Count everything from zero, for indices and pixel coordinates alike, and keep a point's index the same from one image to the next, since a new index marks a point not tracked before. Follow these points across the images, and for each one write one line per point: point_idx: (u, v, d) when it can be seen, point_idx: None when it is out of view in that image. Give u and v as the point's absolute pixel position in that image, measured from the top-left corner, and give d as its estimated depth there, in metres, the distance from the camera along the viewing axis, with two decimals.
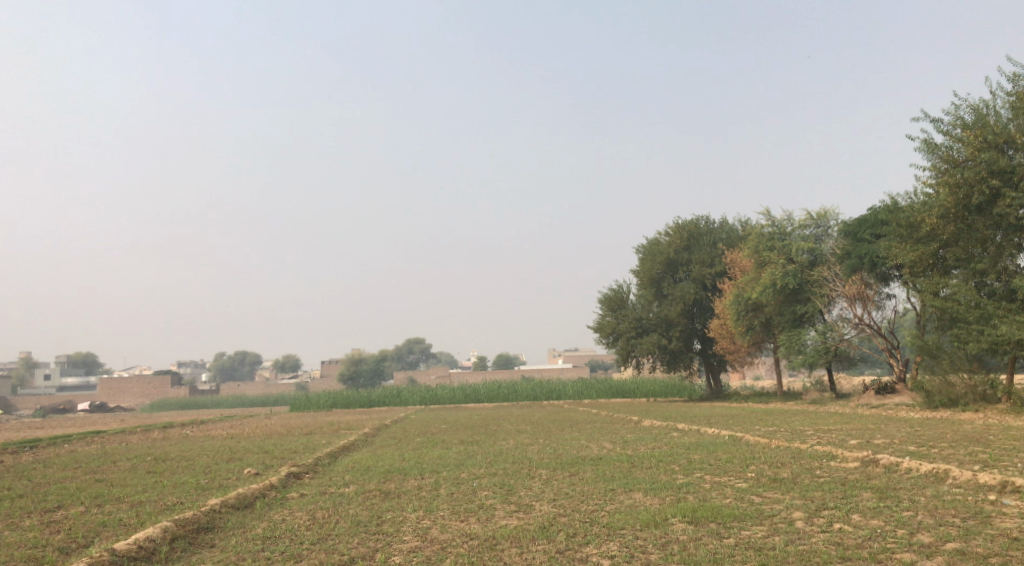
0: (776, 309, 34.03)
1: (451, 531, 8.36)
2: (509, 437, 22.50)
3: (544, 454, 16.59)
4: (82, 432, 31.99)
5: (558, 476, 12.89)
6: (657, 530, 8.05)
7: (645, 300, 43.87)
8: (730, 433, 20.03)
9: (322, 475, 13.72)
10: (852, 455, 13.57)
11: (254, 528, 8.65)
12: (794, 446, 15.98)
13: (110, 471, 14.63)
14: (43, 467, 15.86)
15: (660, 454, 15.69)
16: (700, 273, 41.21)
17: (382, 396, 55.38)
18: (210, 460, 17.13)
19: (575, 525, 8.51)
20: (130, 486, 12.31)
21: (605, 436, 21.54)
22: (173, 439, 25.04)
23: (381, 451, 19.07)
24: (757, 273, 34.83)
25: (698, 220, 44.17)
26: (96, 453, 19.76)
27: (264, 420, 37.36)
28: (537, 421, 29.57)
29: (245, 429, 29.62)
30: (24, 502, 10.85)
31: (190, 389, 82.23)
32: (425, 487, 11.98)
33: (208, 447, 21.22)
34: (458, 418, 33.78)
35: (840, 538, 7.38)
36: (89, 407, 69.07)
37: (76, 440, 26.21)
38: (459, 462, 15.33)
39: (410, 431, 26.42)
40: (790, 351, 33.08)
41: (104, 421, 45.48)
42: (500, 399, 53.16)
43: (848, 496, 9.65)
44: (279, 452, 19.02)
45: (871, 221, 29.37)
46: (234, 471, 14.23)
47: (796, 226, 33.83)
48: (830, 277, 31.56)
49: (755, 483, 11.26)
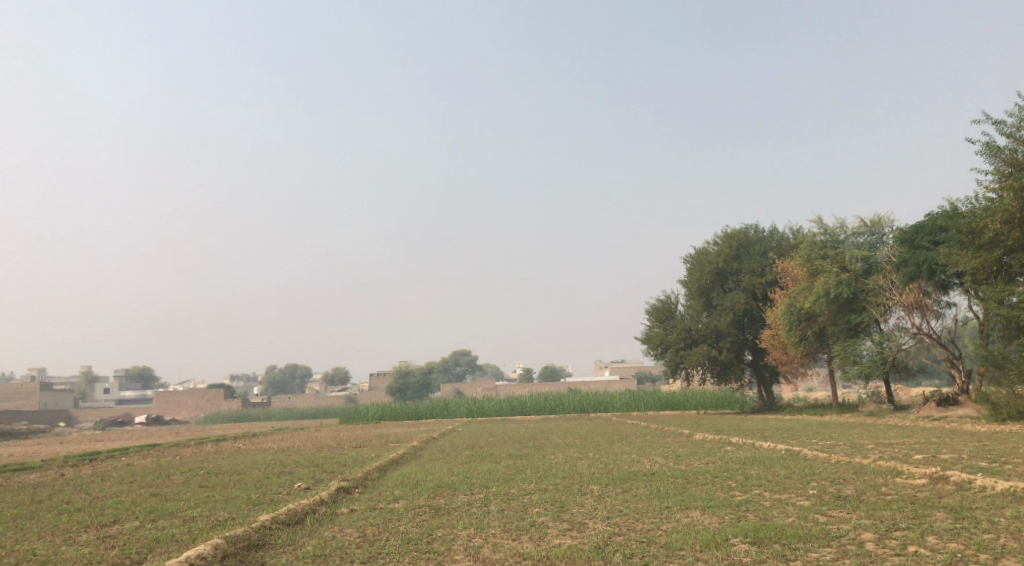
0: (830, 319, 33.05)
1: (503, 551, 8.13)
2: (558, 451, 22.21)
3: (595, 469, 16.25)
4: (140, 444, 32.75)
5: (610, 492, 12.58)
6: (718, 552, 7.70)
7: (694, 311, 43.12)
8: (786, 447, 19.40)
9: (372, 490, 13.64)
10: (919, 471, 12.93)
11: (305, 546, 8.57)
12: (856, 461, 15.33)
13: (166, 485, 14.81)
14: (101, 481, 16.20)
15: (716, 470, 15.23)
16: (750, 283, 40.30)
17: (430, 408, 55.54)
18: (261, 474, 17.23)
19: (632, 545, 8.19)
20: (184, 500, 12.42)
21: (656, 450, 21.09)
22: (227, 452, 25.42)
23: (429, 465, 18.98)
24: (809, 282, 33.92)
25: (748, 229, 43.34)
26: (153, 467, 20.09)
27: (314, 433, 37.92)
28: (586, 434, 29.22)
29: (296, 443, 29.92)
30: (81, 517, 10.99)
31: (243, 402, 83.87)
32: (475, 503, 11.79)
33: (260, 461, 21.45)
34: (506, 431, 33.55)
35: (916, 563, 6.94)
36: (146, 420, 70.94)
37: (134, 453, 26.80)
38: (508, 477, 15.10)
39: (458, 444, 26.33)
40: (845, 362, 32.01)
41: (161, 434, 46.57)
42: (546, 412, 52.82)
43: (921, 516, 9.12)
44: (329, 466, 19.07)
45: (929, 227, 28.34)
46: (285, 486, 14.24)
47: (850, 234, 32.93)
48: (886, 285, 30.47)
49: (819, 500, 10.78)
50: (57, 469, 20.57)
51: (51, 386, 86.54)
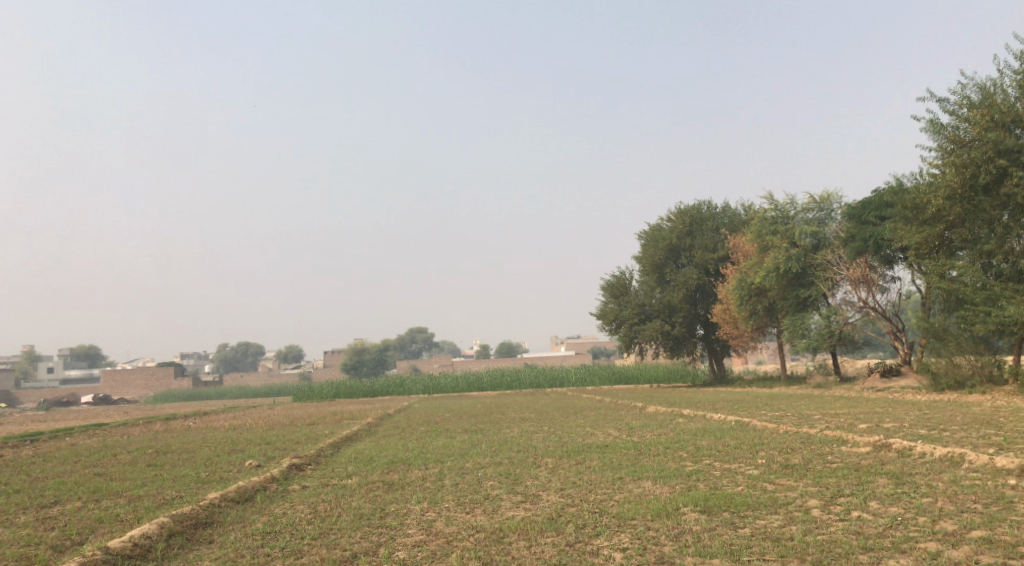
0: (779, 293, 33.72)
1: (457, 524, 8.12)
2: (513, 425, 22.28)
3: (549, 443, 16.34)
4: (84, 425, 31.86)
5: (564, 464, 12.66)
6: (669, 521, 7.79)
7: (648, 286, 43.60)
8: (736, 418, 19.78)
9: (325, 467, 13.48)
10: (863, 440, 13.31)
11: (254, 523, 8.41)
12: (803, 431, 15.73)
13: (111, 465, 14.41)
14: (43, 461, 15.71)
15: (668, 441, 15.47)
16: (703, 258, 40.84)
17: (386, 385, 55.28)
18: (212, 452, 16.90)
19: (584, 516, 8.25)
20: (129, 480, 12.09)
21: (610, 423, 21.33)
22: (177, 432, 24.90)
23: (384, 440, 18.86)
24: (760, 258, 34.51)
25: (701, 205, 43.83)
26: (98, 447, 19.54)
27: (268, 411, 37.47)
28: (541, 409, 29.36)
29: (248, 421, 29.46)
30: (20, 498, 10.61)
31: (194, 380, 82.29)
32: (430, 477, 11.75)
33: (210, 439, 21.05)
34: (462, 407, 33.53)
35: (860, 527, 7.13)
36: (93, 399, 69.10)
37: (78, 433, 26.04)
38: (463, 451, 15.09)
39: (413, 420, 26.23)
40: (794, 335, 32.76)
41: (108, 414, 45.39)
42: (502, 387, 53.09)
43: (864, 482, 9.39)
44: (282, 443, 18.80)
45: (876, 203, 29.01)
46: (235, 463, 13.99)
47: (799, 210, 33.57)
48: (833, 260, 31.15)
49: (767, 469, 11.01)
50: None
51: None
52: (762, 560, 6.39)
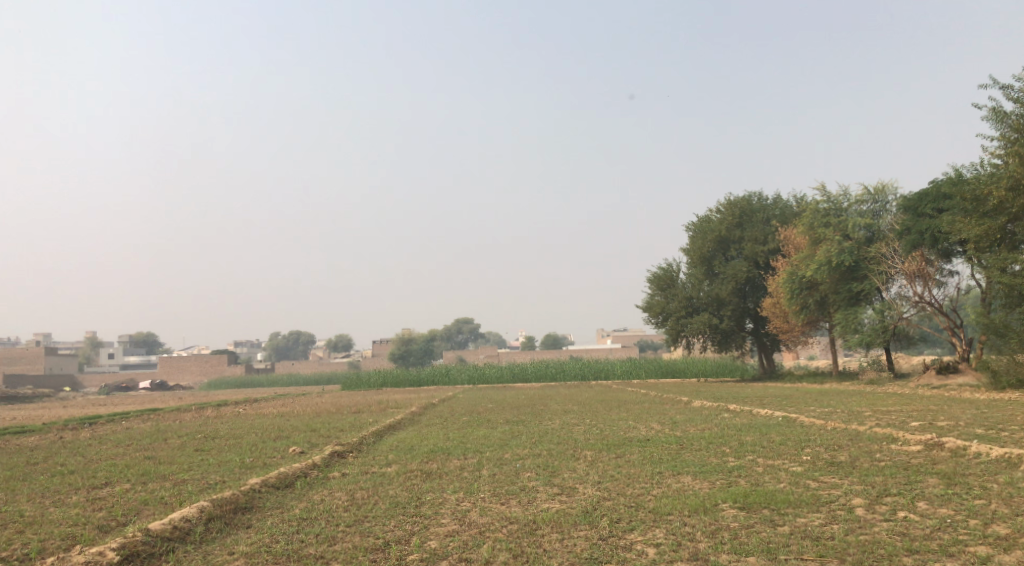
0: (831, 287, 32.88)
1: (490, 515, 8.10)
2: (555, 417, 22.24)
3: (590, 435, 16.26)
4: (141, 409, 32.90)
5: (603, 457, 12.56)
6: (706, 517, 7.63)
7: (696, 279, 43.00)
8: (783, 414, 19.37)
9: (366, 455, 13.64)
10: (914, 438, 12.87)
11: (292, 509, 8.53)
12: (851, 428, 15.30)
13: (161, 449, 14.84)
14: (98, 444, 16.25)
15: (711, 436, 15.23)
16: (753, 251, 40.06)
17: (431, 375, 55.80)
18: (258, 438, 17.27)
19: (619, 510, 8.14)
20: (176, 464, 12.41)
21: (653, 417, 21.13)
22: (227, 417, 25.54)
23: (426, 430, 19.00)
24: (812, 250, 33.72)
25: (751, 197, 42.97)
26: (150, 431, 20.16)
27: (315, 399, 38.20)
28: (585, 401, 29.25)
29: (296, 408, 30.06)
30: (73, 479, 11.00)
31: (246, 367, 84.29)
32: (468, 467, 11.78)
33: (258, 425, 21.52)
34: (505, 397, 33.59)
35: (905, 528, 6.87)
36: (150, 385, 71.35)
37: (134, 417, 26.92)
38: (503, 442, 15.10)
39: (457, 410, 26.40)
40: (846, 330, 31.91)
41: (163, 399, 46.81)
42: (547, 378, 53.08)
43: (913, 482, 9.07)
44: (326, 431, 19.10)
45: (934, 195, 27.97)
46: (280, 450, 14.27)
47: (853, 202, 32.64)
48: (888, 254, 30.24)
49: (812, 466, 10.73)
50: (56, 432, 20.65)
51: (55, 351, 86.99)
52: (800, 559, 6.21)
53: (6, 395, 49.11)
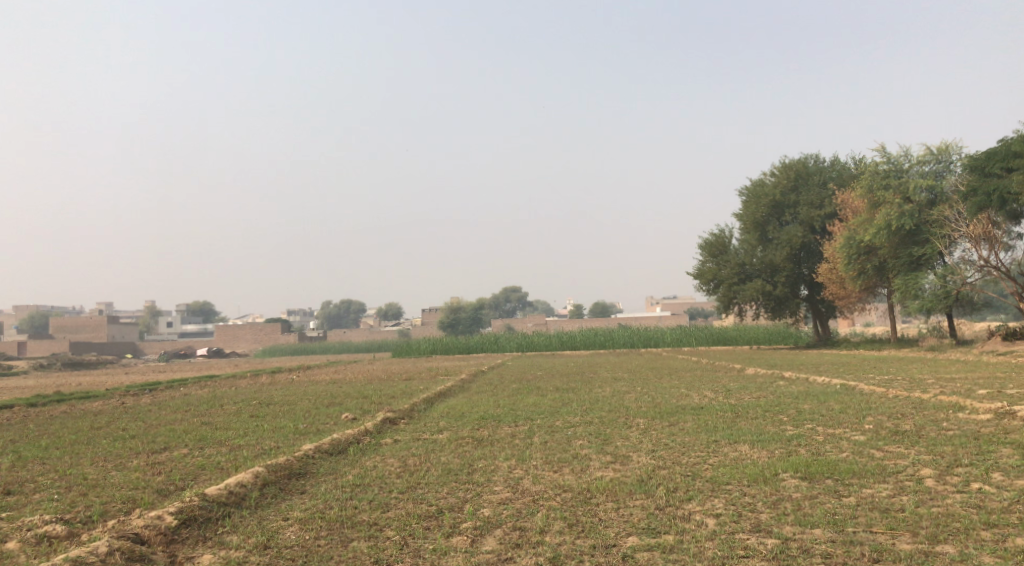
0: (891, 252, 31.70)
1: (544, 483, 7.99)
2: (605, 385, 22.07)
3: (641, 403, 16.02)
4: (198, 375, 33.79)
5: (656, 425, 12.35)
6: (767, 487, 7.38)
7: (748, 245, 42.05)
8: (841, 382, 18.79)
9: (418, 421, 13.69)
10: (983, 407, 12.30)
11: (345, 475, 8.58)
12: (915, 395, 14.74)
13: (218, 415, 15.14)
14: (157, 410, 16.67)
15: (767, 404, 14.84)
16: (808, 215, 38.86)
17: (480, 342, 56.08)
18: (311, 405, 17.53)
19: (675, 478, 7.95)
20: (232, 429, 12.65)
21: (706, 384, 20.76)
22: (281, 384, 26.03)
23: (476, 397, 19.02)
24: (871, 214, 32.52)
25: (806, 159, 41.57)
26: (208, 397, 20.63)
27: (367, 366, 38.74)
28: (635, 369, 29.01)
29: (347, 375, 30.49)
30: (133, 443, 11.30)
31: (299, 335, 86.04)
32: (518, 435, 11.71)
33: (311, 392, 21.86)
34: (554, 366, 33.48)
35: (981, 500, 6.51)
36: (208, 353, 73.48)
37: (192, 383, 27.71)
38: (554, 409, 15.00)
39: (507, 377, 26.44)
40: (906, 296, 30.84)
41: (220, 366, 48.08)
42: (596, 346, 52.90)
43: (985, 452, 8.63)
44: (377, 398, 19.27)
45: (1002, 153, 26.54)
46: (332, 416, 14.41)
47: (914, 162, 31.31)
48: (951, 216, 29.00)
49: (875, 435, 10.33)
50: (119, 398, 21.33)
51: (118, 319, 90.14)
52: (870, 532, 5.93)
53: (73, 361, 51.13)
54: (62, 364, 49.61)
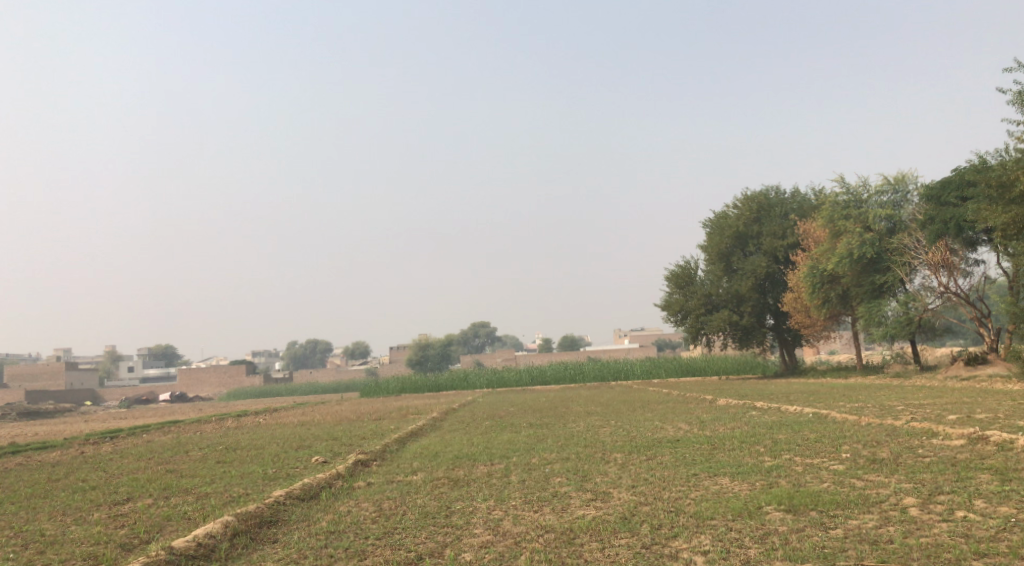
0: (853, 280, 32.26)
1: (525, 524, 7.77)
2: (579, 419, 21.85)
3: (617, 437, 15.88)
4: (161, 421, 32.92)
5: (634, 460, 12.21)
6: (753, 521, 7.26)
7: (714, 276, 42.51)
8: (813, 410, 18.88)
9: (391, 462, 13.35)
10: (956, 432, 12.39)
11: (318, 522, 8.26)
12: (888, 423, 14.81)
13: (183, 462, 14.63)
14: (118, 458, 16.07)
15: (743, 435, 14.79)
16: (772, 246, 39.42)
17: (450, 380, 55.54)
18: (279, 449, 17.06)
19: (659, 515, 7.80)
20: (199, 477, 12.20)
21: (680, 416, 20.69)
22: (248, 428, 25.37)
23: (449, 436, 18.67)
24: (833, 244, 33.12)
25: (768, 191, 42.34)
26: (172, 443, 20.01)
27: (336, 407, 37.98)
28: (607, 402, 28.94)
29: (316, 416, 29.89)
30: (95, 495, 10.81)
31: (265, 376, 84.47)
32: (495, 474, 11.47)
33: (280, 435, 21.30)
34: (526, 401, 33.20)
35: (967, 529, 6.48)
36: (172, 397, 71.76)
37: (155, 429, 26.89)
38: (529, 446, 14.77)
39: (479, 415, 26.12)
40: (870, 323, 31.32)
41: (184, 411, 46.87)
42: (567, 380, 52.75)
43: (965, 479, 8.64)
44: (348, 439, 18.82)
45: (957, 182, 27.28)
46: (302, 460, 14.01)
47: (873, 193, 32.04)
48: (911, 244, 29.63)
49: (854, 464, 10.31)
50: (79, 447, 20.57)
51: (77, 366, 87.66)
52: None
53: (30, 410, 49.43)
54: (17, 414, 47.91)
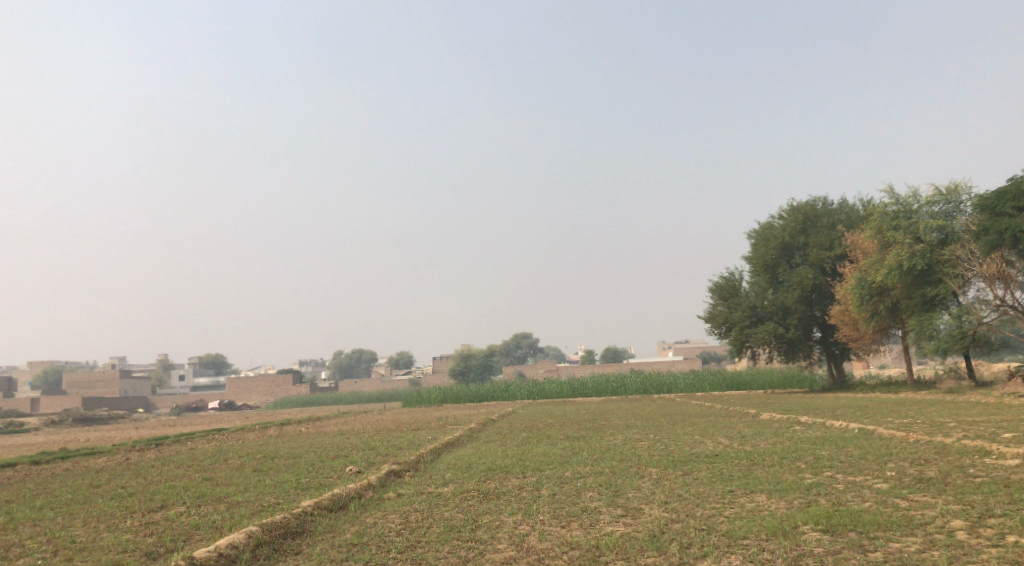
0: (903, 292, 31.28)
1: (551, 539, 7.58)
2: (617, 433, 21.51)
3: (654, 451, 15.55)
4: (207, 429, 33.46)
5: (669, 475, 11.91)
6: (787, 542, 6.97)
7: (759, 288, 41.70)
8: (860, 425, 18.24)
9: (424, 474, 13.29)
10: (1010, 452, 11.81)
11: (343, 533, 8.21)
12: (937, 440, 14.25)
13: (220, 469, 14.80)
14: (160, 465, 16.33)
15: (784, 450, 14.37)
16: (818, 257, 38.47)
17: (491, 391, 55.46)
18: (316, 458, 17.15)
19: (689, 533, 7.54)
20: (233, 485, 12.30)
21: (720, 431, 20.17)
22: (288, 436, 25.63)
23: (485, 447, 18.56)
24: (881, 255, 32.19)
25: (815, 202, 41.40)
26: (214, 451, 20.26)
27: (377, 416, 38.17)
28: (647, 415, 28.46)
29: (356, 425, 30.05)
30: (130, 502, 10.97)
31: (311, 386, 85.59)
32: (526, 487, 11.29)
33: (318, 444, 21.45)
34: (566, 412, 32.89)
35: (1017, 555, 6.11)
36: (220, 405, 73.17)
37: (200, 437, 27.30)
38: (563, 459, 14.56)
39: (517, 426, 25.91)
40: (921, 337, 30.30)
41: (231, 418, 47.68)
42: (608, 393, 52.24)
43: (1018, 501, 8.17)
44: (384, 449, 18.85)
45: (1013, 192, 26.24)
46: (336, 469, 14.03)
47: (924, 203, 31.05)
48: (964, 256, 28.60)
49: (899, 483, 9.86)
50: (126, 453, 21.01)
51: (131, 374, 90.13)
52: None
53: (84, 416, 50.79)
54: (73, 420, 49.36)
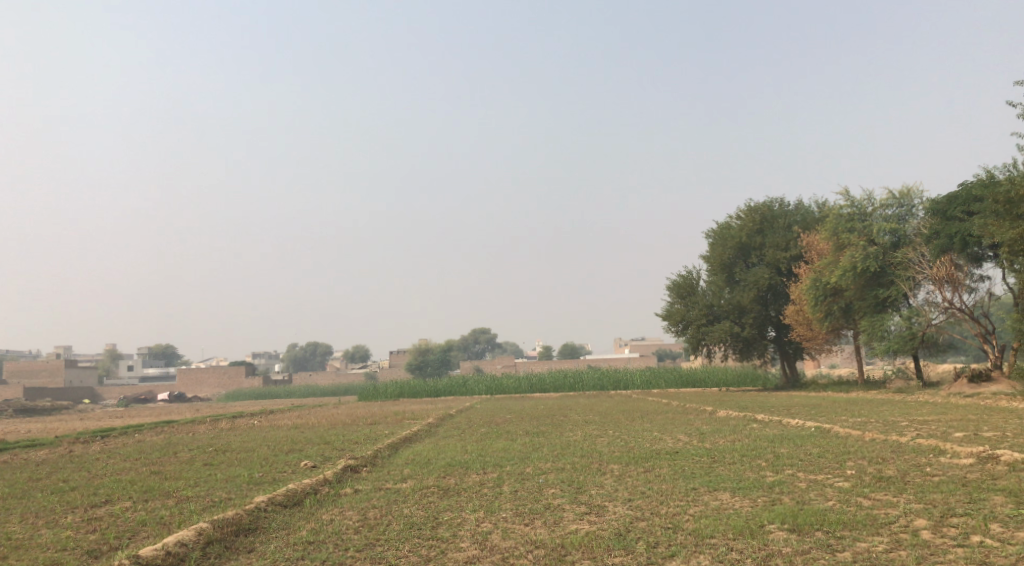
0: (856, 294, 31.80)
1: (514, 538, 7.37)
2: (576, 429, 21.43)
3: (615, 448, 15.47)
4: (154, 421, 32.43)
5: (631, 472, 11.82)
6: (754, 541, 6.86)
7: (716, 287, 42.11)
8: (815, 423, 18.42)
9: (381, 469, 12.99)
10: (965, 451, 11.97)
11: (298, 531, 7.89)
12: (892, 439, 14.44)
13: (168, 463, 14.26)
14: (105, 458, 15.73)
15: (743, 448, 14.43)
16: (774, 258, 38.95)
17: (449, 386, 55.05)
18: (269, 452, 16.69)
19: (655, 532, 7.39)
20: (183, 479, 11.81)
21: (679, 428, 20.19)
22: (240, 430, 24.93)
23: (443, 442, 18.30)
24: (836, 256, 32.70)
25: (772, 203, 41.92)
26: (162, 444, 19.62)
27: (331, 410, 37.50)
28: (606, 411, 28.49)
29: (311, 420, 29.46)
30: (72, 496, 10.43)
31: (264, 378, 83.97)
32: (487, 483, 11.08)
33: (271, 438, 20.88)
34: (523, 408, 32.69)
35: (984, 555, 6.09)
36: (169, 397, 71.37)
37: (147, 430, 26.42)
38: (524, 455, 14.37)
39: (475, 421, 25.65)
40: (872, 337, 30.85)
41: (182, 410, 46.48)
42: (565, 389, 52.32)
43: (979, 501, 8.24)
44: (340, 444, 18.41)
45: (963, 197, 26.89)
46: (291, 464, 13.61)
47: (877, 206, 31.63)
48: (915, 259, 29.28)
49: (860, 482, 9.89)
50: (67, 446, 20.15)
51: (77, 364, 87.49)
52: None
53: (26, 407, 48.98)
54: (13, 411, 47.62)
